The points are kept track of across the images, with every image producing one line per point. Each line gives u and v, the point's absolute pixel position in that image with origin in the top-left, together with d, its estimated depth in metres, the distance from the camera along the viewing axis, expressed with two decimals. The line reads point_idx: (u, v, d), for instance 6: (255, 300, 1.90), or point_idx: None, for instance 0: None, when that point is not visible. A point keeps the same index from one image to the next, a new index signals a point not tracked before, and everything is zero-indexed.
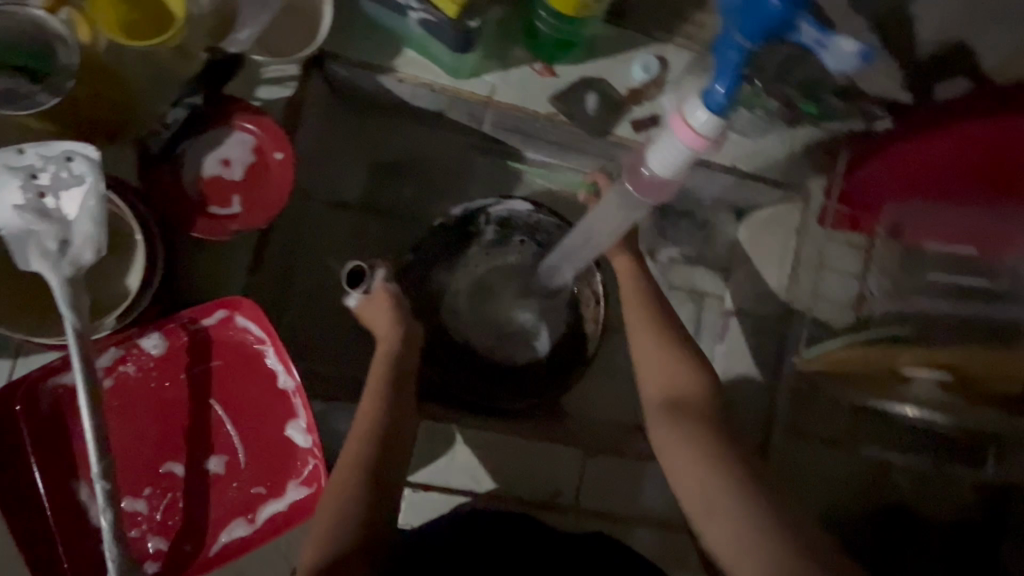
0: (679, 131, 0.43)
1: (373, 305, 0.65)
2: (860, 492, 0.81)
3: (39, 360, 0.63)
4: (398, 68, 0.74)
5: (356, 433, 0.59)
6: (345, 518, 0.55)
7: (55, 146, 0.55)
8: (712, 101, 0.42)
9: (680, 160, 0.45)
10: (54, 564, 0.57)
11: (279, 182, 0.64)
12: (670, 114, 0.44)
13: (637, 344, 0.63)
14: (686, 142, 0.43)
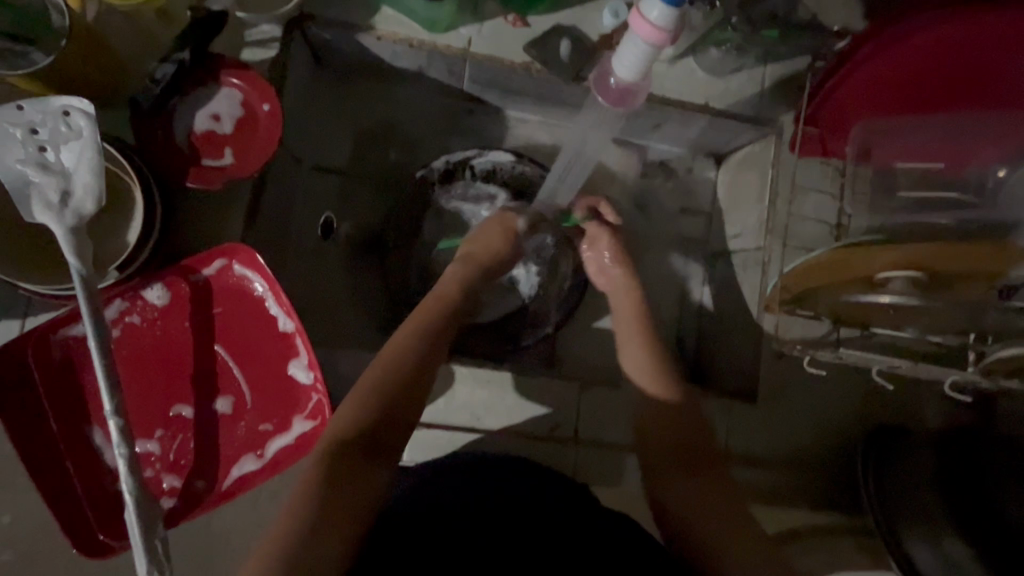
0: (639, 27, 0.52)
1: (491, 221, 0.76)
2: (852, 407, 0.82)
3: (45, 317, 0.65)
4: (377, 26, 0.76)
5: (389, 352, 0.61)
6: (354, 433, 0.55)
7: (52, 102, 0.58)
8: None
9: (643, 56, 0.54)
10: (74, 504, 0.59)
11: (268, 133, 0.67)
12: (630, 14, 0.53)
13: (627, 358, 0.73)
14: (645, 36, 0.52)
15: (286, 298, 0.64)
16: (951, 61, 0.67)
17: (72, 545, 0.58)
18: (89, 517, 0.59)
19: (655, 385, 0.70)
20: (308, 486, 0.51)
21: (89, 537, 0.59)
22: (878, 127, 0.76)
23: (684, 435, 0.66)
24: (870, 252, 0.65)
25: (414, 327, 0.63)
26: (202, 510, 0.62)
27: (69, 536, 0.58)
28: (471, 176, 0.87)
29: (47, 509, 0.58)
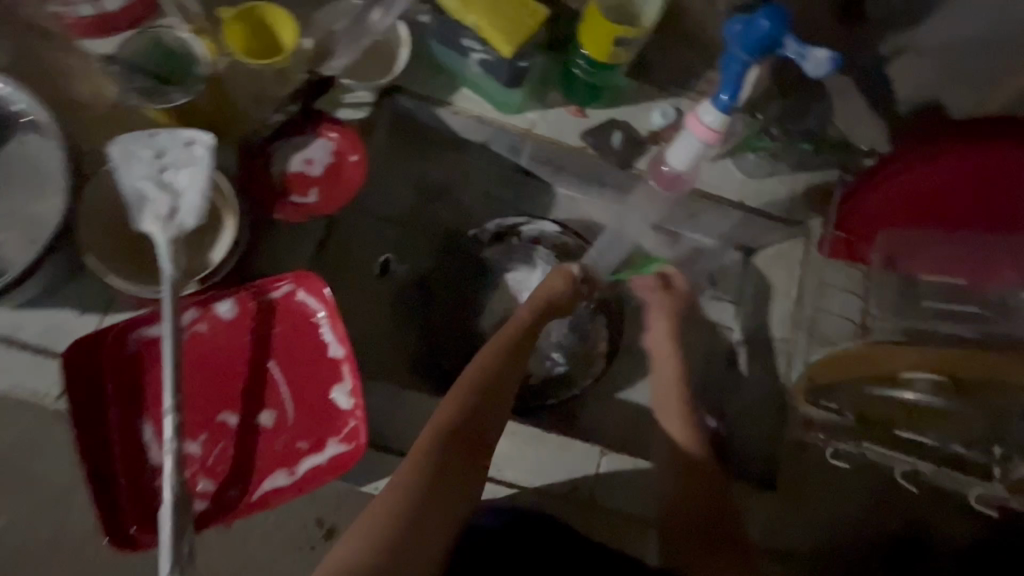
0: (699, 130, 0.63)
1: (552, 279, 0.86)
2: (879, 508, 0.80)
3: (122, 316, 0.71)
4: (455, 103, 0.87)
5: (474, 374, 0.74)
6: (447, 436, 0.68)
7: (180, 134, 0.67)
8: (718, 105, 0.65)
9: (695, 150, 0.65)
10: (113, 493, 0.62)
11: (353, 178, 0.76)
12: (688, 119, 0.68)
13: (666, 420, 0.84)
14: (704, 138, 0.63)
15: (343, 326, 0.70)
16: (975, 177, 0.75)
17: (103, 534, 0.60)
18: (125, 508, 0.62)
19: (685, 438, 0.82)
20: (410, 473, 0.66)
21: (120, 529, 0.61)
22: (901, 237, 0.81)
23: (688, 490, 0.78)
24: (887, 354, 0.72)
25: (493, 352, 0.77)
26: (229, 518, 0.64)
27: (103, 525, 0.60)
28: (520, 242, 0.96)
29: (88, 494, 0.61)
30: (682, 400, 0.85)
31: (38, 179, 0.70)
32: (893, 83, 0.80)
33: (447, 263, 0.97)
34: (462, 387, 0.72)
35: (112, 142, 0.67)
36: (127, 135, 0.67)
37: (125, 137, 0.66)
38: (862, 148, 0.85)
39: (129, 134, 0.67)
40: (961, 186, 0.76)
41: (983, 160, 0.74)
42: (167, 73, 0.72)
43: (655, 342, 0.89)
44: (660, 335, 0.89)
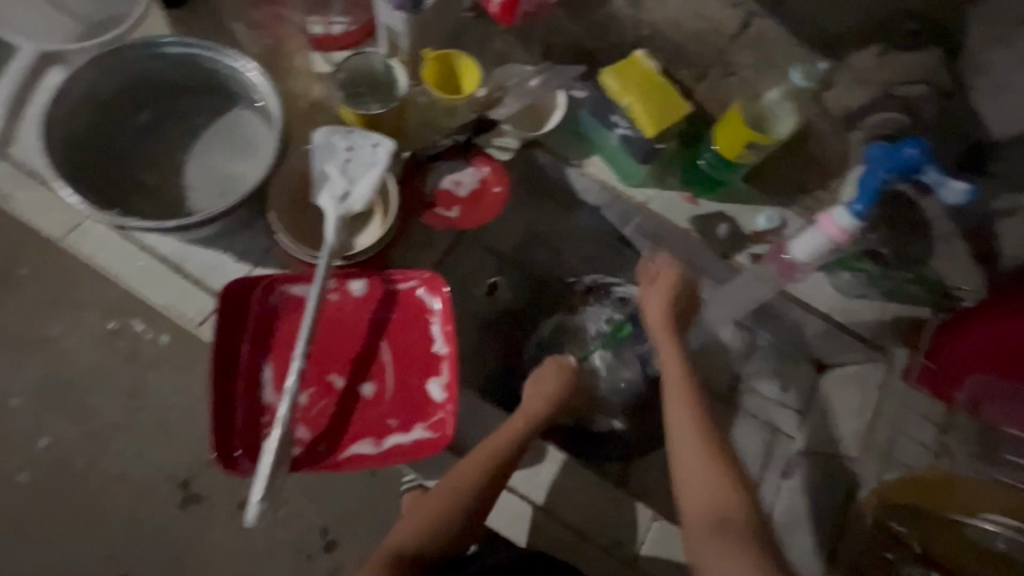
0: (826, 227, 0.78)
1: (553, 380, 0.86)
2: None
3: (269, 272, 0.82)
4: (585, 166, 0.97)
5: (422, 519, 0.72)
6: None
7: (370, 135, 0.80)
8: (851, 211, 0.75)
9: (818, 243, 0.79)
10: (230, 417, 0.70)
11: (492, 206, 0.88)
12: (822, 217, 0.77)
13: (671, 404, 0.80)
14: (829, 233, 0.78)
15: (453, 328, 0.77)
16: None
17: (214, 450, 0.68)
18: (236, 432, 0.70)
19: (691, 414, 0.78)
20: None
21: (227, 449, 0.69)
22: (990, 389, 0.81)
23: (721, 501, 0.70)
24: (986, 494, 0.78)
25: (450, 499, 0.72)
26: (317, 468, 0.71)
27: (216, 442, 0.69)
28: (611, 299, 1.03)
29: (211, 411, 0.70)
30: (689, 393, 0.80)
31: (245, 148, 0.86)
32: (999, 238, 0.84)
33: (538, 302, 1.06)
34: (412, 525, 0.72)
35: (315, 131, 0.80)
36: (328, 128, 0.80)
37: (327, 129, 0.79)
38: (961, 293, 0.87)
39: (329, 127, 0.80)
40: None
41: None
42: (371, 90, 0.87)
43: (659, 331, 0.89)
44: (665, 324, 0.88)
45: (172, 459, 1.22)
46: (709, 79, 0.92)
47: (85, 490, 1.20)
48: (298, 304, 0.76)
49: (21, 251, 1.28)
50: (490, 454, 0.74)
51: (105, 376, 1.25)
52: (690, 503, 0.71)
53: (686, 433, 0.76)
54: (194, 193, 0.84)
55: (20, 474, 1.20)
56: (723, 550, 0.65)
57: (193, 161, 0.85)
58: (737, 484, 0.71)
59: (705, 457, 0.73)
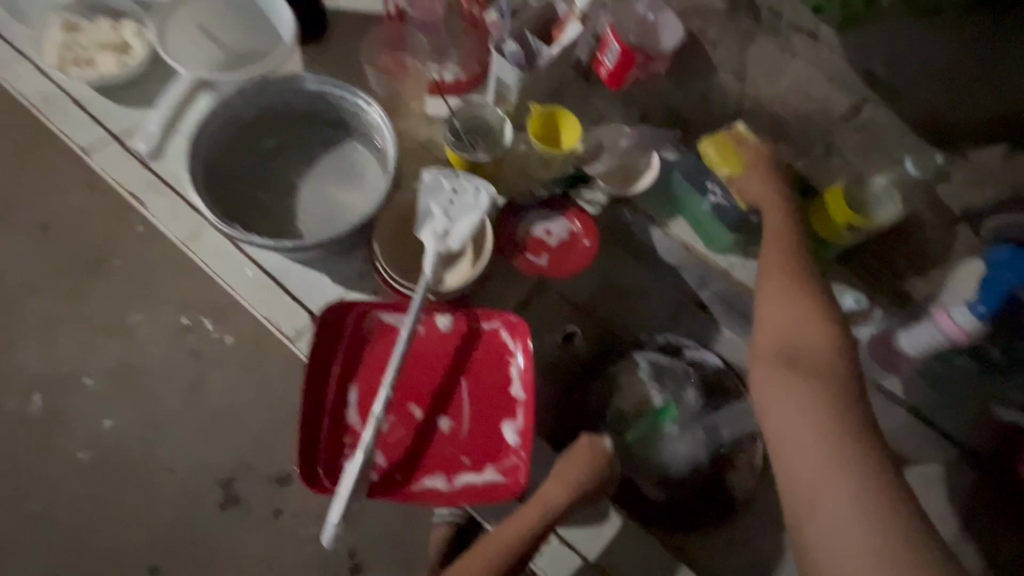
0: (943, 321, 0.75)
1: (576, 454, 0.77)
2: None
3: (362, 297, 0.86)
4: (669, 226, 0.96)
5: None
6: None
7: (476, 181, 0.84)
8: (974, 310, 0.73)
9: (934, 338, 0.77)
10: (315, 435, 0.74)
11: (581, 258, 0.90)
12: (938, 311, 0.75)
13: (766, 297, 0.75)
14: (947, 329, 0.75)
15: (534, 374, 0.77)
16: None
17: (298, 466, 0.71)
18: (319, 451, 0.73)
19: (795, 288, 0.75)
20: None
21: (310, 467, 0.72)
22: None
23: (797, 332, 0.72)
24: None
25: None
26: (390, 497, 0.74)
27: (300, 458, 0.72)
28: (681, 359, 1.02)
29: (299, 427, 0.73)
30: (788, 265, 0.77)
31: (355, 177, 0.92)
32: None
33: (604, 350, 1.06)
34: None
35: (426, 171, 0.85)
36: (439, 170, 0.85)
37: (438, 171, 0.84)
38: None
39: (440, 170, 0.85)
40: None
41: None
42: (476, 136, 0.92)
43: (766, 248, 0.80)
44: (773, 241, 0.81)
45: (222, 458, 1.24)
46: (810, 156, 0.91)
47: (139, 476, 1.23)
48: (389, 333, 0.79)
49: (112, 240, 1.34)
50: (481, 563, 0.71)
51: (171, 369, 1.29)
52: (770, 331, 0.73)
53: (774, 261, 0.78)
54: (304, 214, 0.90)
55: (83, 451, 1.24)
56: (801, 421, 0.65)
57: (307, 185, 0.92)
58: (828, 343, 0.70)
59: (791, 296, 0.74)
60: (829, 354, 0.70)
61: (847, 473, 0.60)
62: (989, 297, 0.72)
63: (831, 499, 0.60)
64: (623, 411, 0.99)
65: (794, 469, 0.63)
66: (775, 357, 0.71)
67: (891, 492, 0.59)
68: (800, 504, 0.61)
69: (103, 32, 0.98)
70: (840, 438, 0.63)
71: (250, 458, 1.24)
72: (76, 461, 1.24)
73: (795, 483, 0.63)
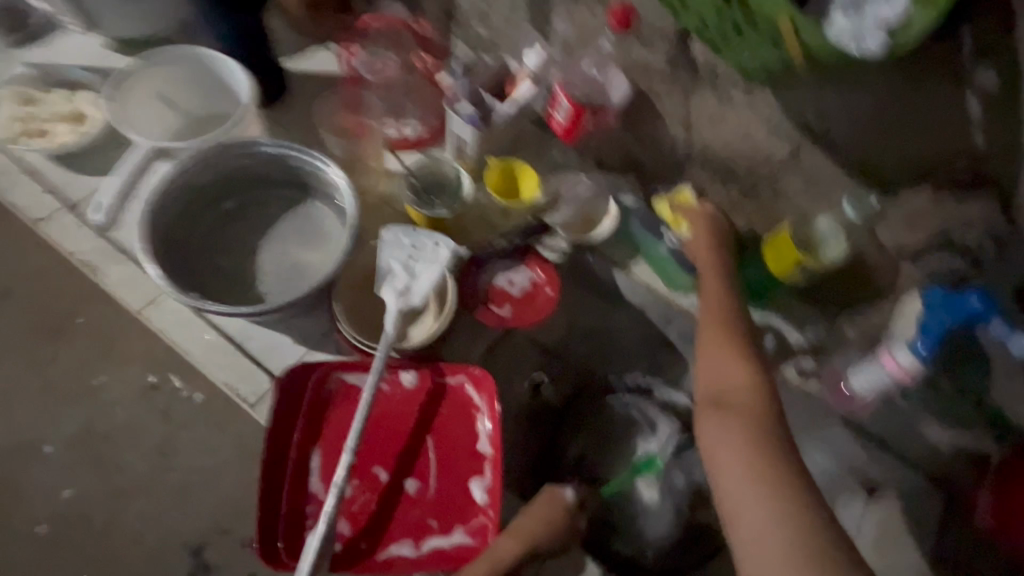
0: (888, 363, 0.77)
1: (541, 505, 0.75)
2: None
3: (325, 356, 0.85)
4: (632, 269, 1.01)
5: None
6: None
7: (435, 236, 0.85)
8: (914, 351, 0.74)
9: (880, 377, 0.79)
10: (275, 506, 0.72)
11: (543, 308, 0.90)
12: (882, 353, 0.77)
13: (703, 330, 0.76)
14: (891, 370, 0.77)
15: (499, 429, 0.77)
16: None
17: (257, 543, 0.69)
18: (280, 523, 0.71)
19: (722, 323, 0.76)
20: None
21: (270, 542, 0.70)
22: None
23: (729, 374, 0.70)
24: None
25: None
26: (356, 569, 0.72)
27: (259, 534, 0.70)
28: (649, 402, 1.01)
29: (258, 500, 0.71)
30: (722, 315, 0.77)
31: (315, 238, 0.92)
32: None
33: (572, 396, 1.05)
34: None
35: (386, 229, 0.86)
36: (397, 227, 0.86)
37: (396, 228, 0.85)
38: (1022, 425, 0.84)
39: (398, 227, 0.86)
40: None
41: None
42: (436, 190, 0.95)
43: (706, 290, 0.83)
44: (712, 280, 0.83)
45: (186, 526, 1.18)
46: (759, 198, 0.94)
47: (99, 551, 1.17)
48: (352, 395, 0.78)
49: (70, 298, 1.29)
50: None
51: (134, 434, 1.23)
52: (705, 376, 0.72)
53: (710, 313, 0.78)
54: (266, 275, 0.90)
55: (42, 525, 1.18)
56: (729, 457, 0.62)
57: (268, 245, 0.92)
58: (760, 386, 0.68)
59: (720, 329, 0.75)
60: (761, 400, 0.67)
61: (781, 513, 0.56)
62: (926, 340, 0.73)
63: (762, 530, 0.56)
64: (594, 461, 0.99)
65: (738, 511, 0.58)
66: (709, 392, 0.70)
67: (817, 524, 0.55)
68: (739, 544, 0.57)
69: (59, 102, 0.98)
70: (771, 465, 0.60)
71: (219, 523, 1.19)
72: (35, 536, 1.17)
73: (739, 529, 0.58)
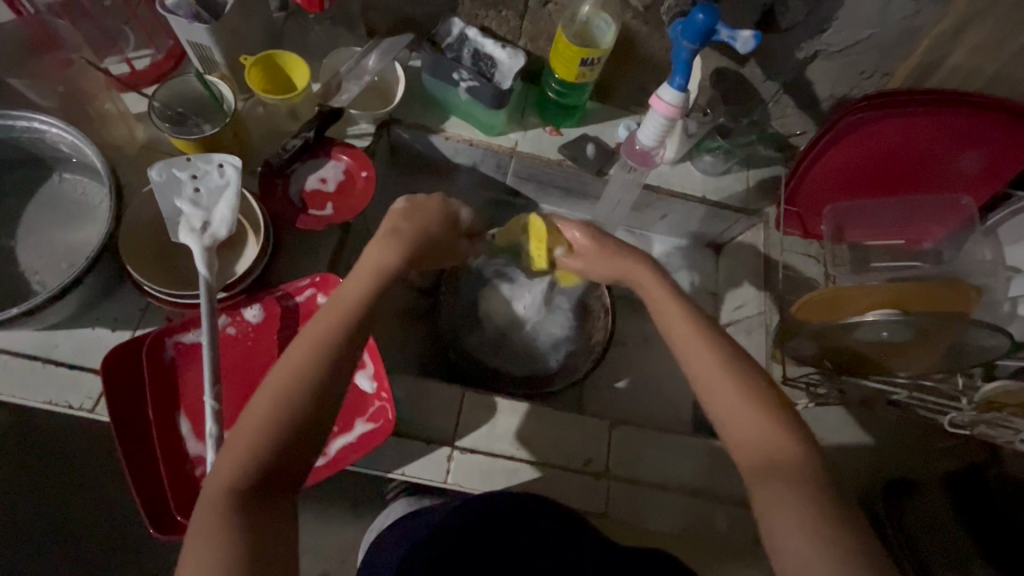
0: (659, 106, 0.79)
1: (416, 205, 0.75)
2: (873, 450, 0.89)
3: (153, 327, 0.77)
4: (446, 129, 0.98)
5: (252, 424, 0.55)
6: (233, 510, 0.51)
7: (213, 157, 0.76)
8: (674, 86, 0.77)
9: (660, 125, 0.82)
10: (157, 484, 0.67)
11: (364, 192, 0.85)
12: (651, 99, 0.79)
13: (712, 403, 0.63)
14: (663, 112, 0.80)
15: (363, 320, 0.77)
16: (896, 152, 0.88)
17: (151, 523, 0.65)
18: (169, 497, 0.67)
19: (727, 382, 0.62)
20: (217, 524, 0.51)
21: (166, 518, 0.66)
22: (848, 211, 0.94)
23: (767, 443, 0.59)
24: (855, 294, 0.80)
25: (297, 370, 0.57)
26: None
27: (150, 515, 0.66)
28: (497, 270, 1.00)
29: (133, 486, 0.66)
30: (697, 327, 0.67)
31: (80, 211, 0.79)
32: (815, 85, 0.94)
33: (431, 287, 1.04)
34: (243, 441, 0.54)
35: (152, 168, 0.74)
36: (165, 161, 0.75)
37: (163, 162, 0.74)
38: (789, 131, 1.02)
39: (166, 160, 0.75)
40: (883, 158, 0.89)
41: (930, 133, 0.84)
42: (200, 112, 0.84)
43: (659, 304, 0.72)
44: (673, 321, 0.69)
45: None
46: (531, 12, 0.92)
47: None
48: (196, 352, 0.73)
49: None
50: (317, 339, 0.59)
51: None
52: (734, 444, 0.60)
53: (710, 370, 0.63)
54: (39, 274, 0.76)
55: None
56: (791, 527, 0.53)
57: (28, 244, 0.77)
58: (799, 444, 0.58)
59: (738, 380, 0.62)
60: (807, 458, 0.57)
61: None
62: (680, 70, 0.75)
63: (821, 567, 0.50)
64: (478, 320, 1.00)
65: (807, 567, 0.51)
66: (750, 461, 0.59)
67: (877, 556, 0.51)
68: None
69: None
70: (832, 517, 0.53)
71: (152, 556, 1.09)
72: None
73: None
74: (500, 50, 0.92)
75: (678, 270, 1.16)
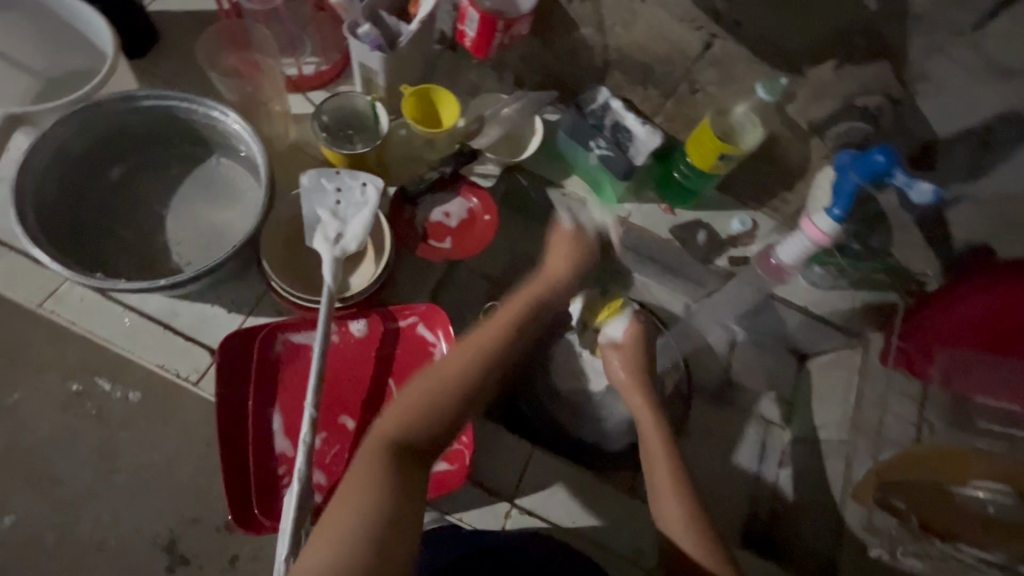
0: (811, 231, 0.83)
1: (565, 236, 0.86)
2: None
3: (264, 319, 0.81)
4: (565, 186, 1.00)
5: (416, 400, 0.64)
6: (395, 463, 0.59)
7: (359, 175, 0.80)
8: (831, 215, 0.81)
9: (806, 247, 0.85)
10: (243, 475, 0.70)
11: (483, 232, 0.91)
12: (804, 222, 0.83)
13: (660, 504, 0.72)
14: (813, 236, 0.83)
15: (457, 359, 0.78)
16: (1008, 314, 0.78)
17: (231, 512, 0.68)
18: (251, 491, 0.70)
19: (674, 497, 0.72)
20: (373, 477, 0.57)
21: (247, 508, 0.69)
22: (962, 361, 0.84)
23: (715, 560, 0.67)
24: (975, 459, 0.77)
25: (466, 360, 0.68)
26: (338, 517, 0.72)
27: (233, 502, 0.69)
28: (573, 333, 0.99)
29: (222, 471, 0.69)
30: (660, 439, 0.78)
31: (226, 196, 0.85)
32: None
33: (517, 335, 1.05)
34: (407, 415, 0.62)
35: (302, 173, 0.79)
36: (314, 169, 0.79)
37: (313, 170, 0.78)
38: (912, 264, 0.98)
39: (316, 169, 0.79)
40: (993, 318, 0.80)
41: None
42: (354, 128, 0.89)
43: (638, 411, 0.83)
44: (648, 428, 0.80)
45: (148, 528, 0.94)
46: (678, 97, 0.95)
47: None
48: (302, 354, 0.76)
49: None
50: (483, 344, 0.70)
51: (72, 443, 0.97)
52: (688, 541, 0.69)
53: (659, 479, 0.74)
54: (179, 246, 0.82)
55: None
56: None
57: (173, 212, 0.84)
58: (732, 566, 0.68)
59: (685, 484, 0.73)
60: None
61: None
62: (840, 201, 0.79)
63: None
64: (558, 385, 0.99)
65: None
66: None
67: None
68: None
69: None
70: None
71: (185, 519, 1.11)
72: None
73: None
74: (640, 125, 0.94)
75: (760, 370, 1.13)
